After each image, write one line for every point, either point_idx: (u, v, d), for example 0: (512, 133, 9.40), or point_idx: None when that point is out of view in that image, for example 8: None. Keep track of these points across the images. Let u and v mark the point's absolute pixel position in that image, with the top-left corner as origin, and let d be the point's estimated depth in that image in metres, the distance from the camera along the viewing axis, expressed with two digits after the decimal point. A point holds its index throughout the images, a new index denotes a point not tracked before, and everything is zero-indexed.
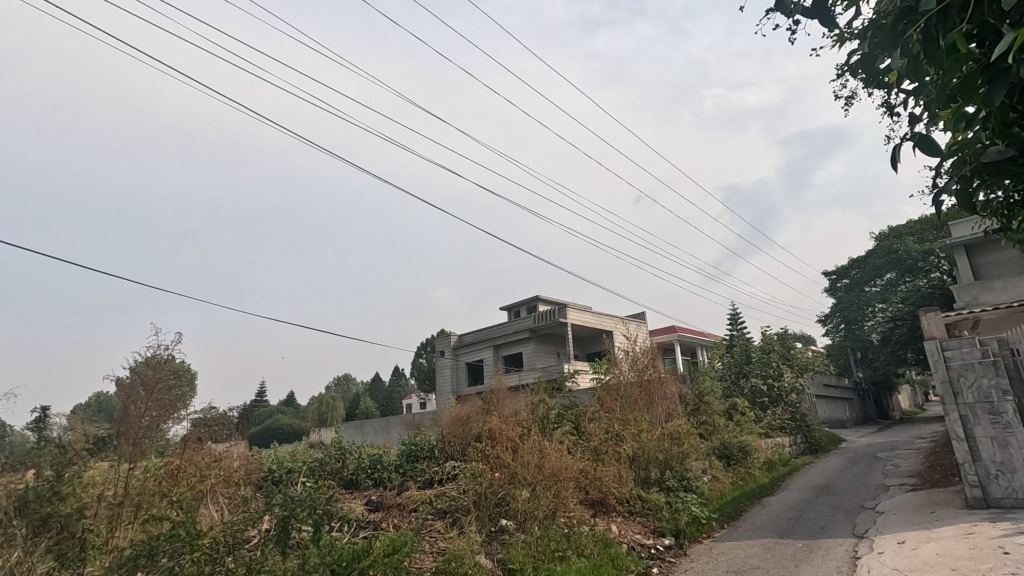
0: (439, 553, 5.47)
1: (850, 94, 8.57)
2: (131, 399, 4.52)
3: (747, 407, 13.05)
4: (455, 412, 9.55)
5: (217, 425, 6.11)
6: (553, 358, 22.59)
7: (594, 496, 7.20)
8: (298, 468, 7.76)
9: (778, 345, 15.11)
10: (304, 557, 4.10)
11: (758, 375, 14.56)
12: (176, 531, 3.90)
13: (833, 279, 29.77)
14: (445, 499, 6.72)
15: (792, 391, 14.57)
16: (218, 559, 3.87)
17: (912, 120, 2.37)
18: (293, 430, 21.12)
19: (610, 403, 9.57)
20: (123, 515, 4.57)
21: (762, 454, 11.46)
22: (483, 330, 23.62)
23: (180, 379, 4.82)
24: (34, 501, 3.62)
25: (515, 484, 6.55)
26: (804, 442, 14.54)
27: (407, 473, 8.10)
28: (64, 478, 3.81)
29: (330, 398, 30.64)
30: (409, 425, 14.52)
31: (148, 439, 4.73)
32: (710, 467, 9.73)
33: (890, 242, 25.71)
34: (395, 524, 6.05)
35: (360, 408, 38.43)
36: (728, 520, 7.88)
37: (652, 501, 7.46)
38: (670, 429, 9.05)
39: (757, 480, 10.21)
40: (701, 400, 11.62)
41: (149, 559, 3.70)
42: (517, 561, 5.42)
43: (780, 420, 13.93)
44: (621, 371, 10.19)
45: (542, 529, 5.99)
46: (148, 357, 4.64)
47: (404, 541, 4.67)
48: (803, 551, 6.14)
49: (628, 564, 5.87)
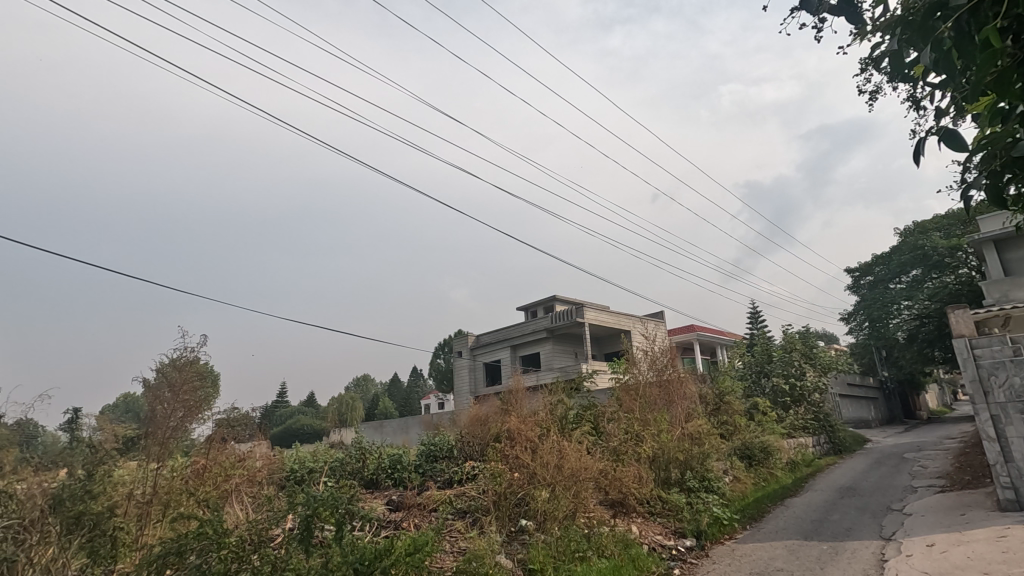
0: (459, 553, 5.49)
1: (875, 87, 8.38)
2: (158, 400, 4.63)
3: (769, 407, 12.87)
4: (474, 412, 9.59)
5: (240, 425, 6.21)
6: (571, 358, 22.51)
7: (614, 497, 7.18)
8: (320, 468, 7.85)
9: (799, 343, 14.88)
10: (328, 555, 4.18)
11: (780, 374, 14.34)
12: (203, 530, 3.97)
13: (856, 277, 29.29)
14: (465, 499, 6.76)
15: (815, 391, 14.34)
16: (244, 558, 3.95)
17: (940, 114, 2.30)
18: (313, 429, 21.44)
19: (629, 404, 9.51)
20: (151, 513, 4.69)
21: (785, 455, 11.31)
22: (500, 330, 23.64)
23: (205, 380, 4.91)
24: (68, 499, 3.72)
25: (535, 484, 6.55)
26: (827, 442, 14.32)
27: (426, 473, 8.14)
28: (95, 477, 3.92)
29: (349, 398, 30.99)
30: (428, 425, 14.62)
31: (175, 439, 4.85)
32: (731, 468, 9.62)
33: (916, 238, 25.13)
34: (416, 524, 6.09)
35: (379, 408, 38.80)
36: (750, 522, 7.79)
37: (673, 502, 7.42)
38: (691, 430, 8.95)
39: (780, 481, 10.07)
40: (722, 400, 11.49)
41: (178, 557, 3.79)
42: (538, 561, 5.42)
43: (803, 420, 13.74)
44: (640, 371, 10.12)
45: (562, 529, 5.99)
46: (175, 359, 4.72)
47: (425, 540, 4.70)
48: (828, 553, 6.05)
49: (650, 565, 5.84)
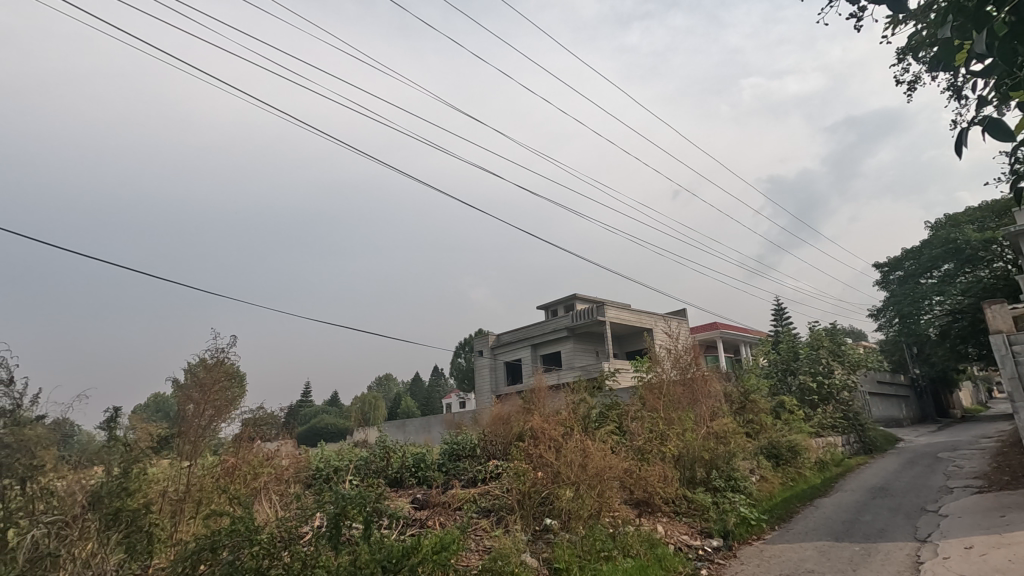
0: (485, 551, 5.51)
1: (914, 78, 8.23)
2: (189, 400, 4.77)
3: (796, 406, 12.62)
4: (495, 411, 9.61)
5: (265, 424, 6.29)
6: (592, 357, 22.38)
7: (638, 496, 7.15)
8: (345, 467, 7.94)
9: (827, 341, 14.56)
10: (356, 553, 4.22)
11: (806, 371, 14.04)
12: (235, 527, 4.03)
13: (886, 271, 28.66)
14: (489, 498, 6.78)
15: (843, 389, 14.06)
16: (275, 554, 4.03)
17: (981, 103, 2.23)
18: (336, 429, 21.69)
19: (652, 402, 9.41)
20: (185, 510, 4.81)
21: (814, 454, 11.08)
22: (522, 330, 23.64)
23: (234, 381, 5.03)
24: (106, 496, 3.84)
25: (559, 483, 6.51)
26: (857, 441, 14.01)
27: (449, 472, 8.20)
28: (131, 475, 4.04)
29: (372, 398, 31.28)
30: (450, 424, 14.66)
31: (206, 438, 4.98)
32: (758, 467, 9.47)
33: (947, 230, 24.36)
34: (440, 522, 6.14)
35: (401, 408, 39.23)
36: (779, 522, 7.67)
37: (699, 502, 7.34)
38: (716, 428, 8.81)
39: (809, 482, 9.87)
40: (747, 398, 11.29)
41: (211, 553, 3.87)
42: (563, 560, 5.40)
43: (831, 418, 13.45)
44: (663, 370, 10.00)
45: (587, 528, 5.96)
46: (204, 360, 4.86)
47: (452, 538, 4.72)
48: (861, 554, 5.91)
49: (676, 565, 5.79)
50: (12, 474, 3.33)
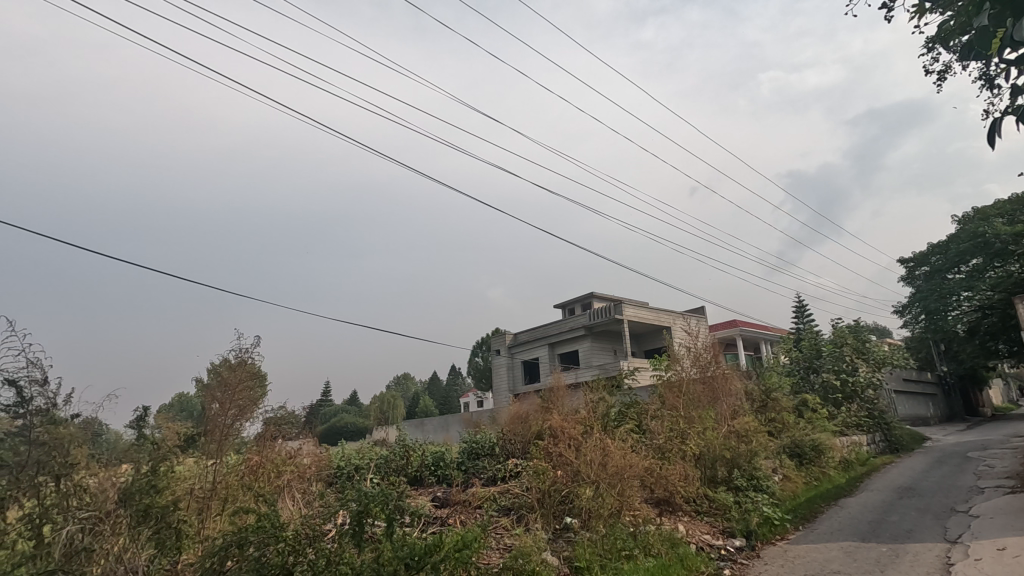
0: (506, 549, 5.53)
1: (944, 68, 8.03)
2: (215, 399, 4.91)
3: (819, 404, 12.41)
4: (514, 410, 9.62)
5: (287, 424, 6.36)
6: (610, 356, 22.29)
7: (659, 495, 7.10)
8: (366, 465, 8.01)
9: (850, 338, 14.29)
10: (379, 551, 4.25)
11: (830, 369, 13.80)
12: (261, 523, 4.09)
13: (911, 267, 28.05)
14: (509, 496, 6.80)
15: (868, 387, 13.79)
16: (300, 551, 4.12)
17: (1016, 92, 2.17)
18: (355, 428, 21.85)
19: (672, 400, 9.28)
20: (212, 507, 4.91)
21: (838, 453, 10.88)
22: (539, 329, 23.64)
23: (257, 381, 5.13)
24: (136, 493, 3.91)
25: (579, 482, 6.50)
26: (883, 440, 13.74)
27: (469, 470, 8.23)
28: (159, 472, 4.14)
29: (391, 397, 31.48)
30: (468, 423, 14.72)
31: (231, 437, 5.09)
32: (780, 467, 9.34)
33: (975, 224, 23.71)
34: (462, 520, 6.17)
35: (420, 408, 39.62)
36: (803, 522, 7.56)
37: (721, 501, 7.27)
38: (738, 427, 8.70)
39: (833, 481, 9.71)
40: (768, 397, 11.14)
41: (239, 549, 3.95)
42: (584, 559, 5.39)
43: (856, 417, 13.20)
44: (683, 368, 9.89)
45: (607, 527, 5.94)
46: (229, 361, 4.97)
47: (473, 536, 4.75)
48: (888, 555, 5.80)
49: (698, 565, 5.74)
50: (46, 471, 3.41)
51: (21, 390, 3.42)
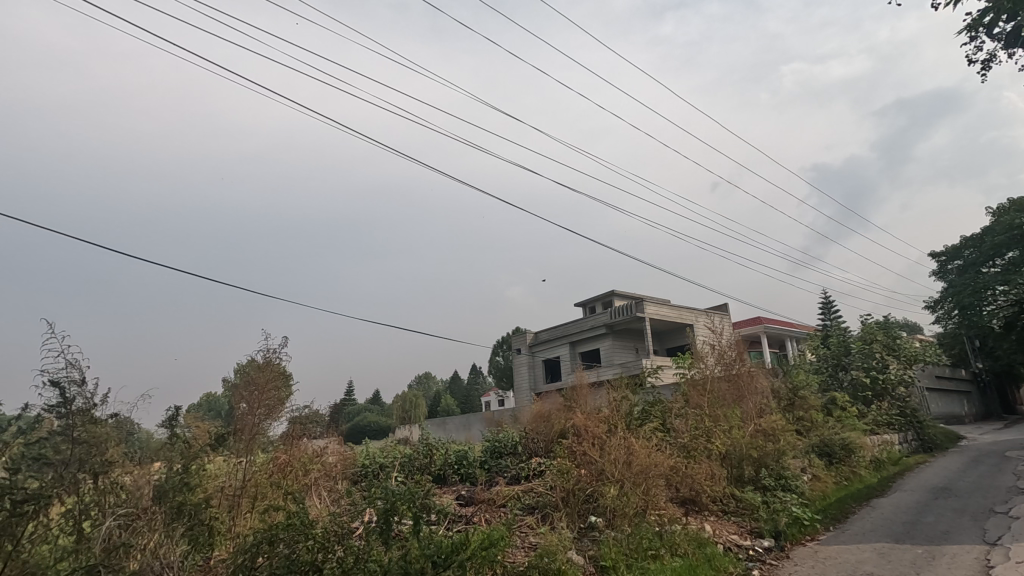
0: (531, 548, 5.52)
1: (989, 56, 7.78)
2: (246, 398, 5.02)
3: (848, 402, 12.13)
4: (536, 408, 9.59)
5: (312, 423, 6.42)
6: (631, 354, 22.16)
7: (685, 494, 7.02)
8: (389, 464, 8.04)
9: (880, 334, 13.96)
10: (406, 549, 4.27)
11: (859, 366, 13.49)
12: (291, 521, 4.17)
13: (944, 261, 27.27)
14: (533, 495, 6.79)
15: (899, 384, 13.43)
16: (329, 548, 4.16)
17: None
18: (378, 428, 22.00)
19: (697, 399, 9.14)
20: (242, 504, 5.00)
21: (869, 452, 10.62)
22: (560, 326, 23.56)
23: (285, 380, 5.24)
24: (170, 491, 4.07)
25: (603, 480, 6.47)
26: (915, 439, 13.39)
27: (492, 469, 8.26)
28: (191, 471, 4.30)
29: (413, 396, 31.68)
30: (490, 421, 14.73)
31: (260, 435, 5.18)
32: (809, 466, 9.15)
33: (1011, 216, 22.88)
34: (486, 518, 6.18)
35: (442, 406, 39.93)
36: (834, 522, 7.42)
37: (749, 501, 7.17)
38: (765, 425, 8.55)
39: (864, 481, 9.49)
40: (796, 395, 10.90)
41: (269, 546, 4.01)
42: (609, 558, 5.35)
43: (887, 415, 12.88)
44: (707, 366, 9.76)
45: (633, 526, 5.89)
46: (259, 361, 5.08)
47: (499, 534, 4.76)
48: (924, 557, 5.64)
49: (727, 565, 5.66)
50: (87, 469, 3.52)
51: (64, 390, 3.52)
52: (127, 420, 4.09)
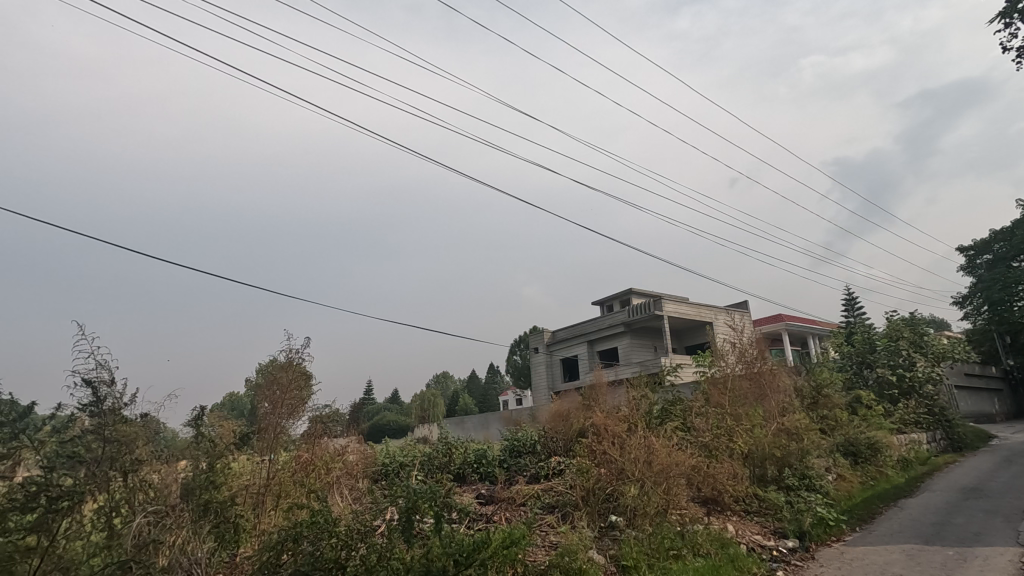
0: (551, 547, 5.51)
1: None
2: (270, 398, 5.10)
3: (874, 400, 11.89)
4: (555, 407, 9.58)
5: (333, 422, 6.47)
6: (650, 353, 21.99)
7: (706, 494, 6.97)
8: (409, 462, 8.10)
9: (906, 331, 13.68)
10: (428, 547, 4.29)
11: (885, 364, 13.20)
12: (315, 519, 4.23)
13: (972, 256, 26.57)
14: (553, 494, 6.79)
15: (927, 382, 13.12)
16: (352, 545, 4.21)
17: None
18: (397, 428, 22.20)
19: (718, 398, 9.02)
20: (266, 502, 5.07)
21: (895, 452, 10.40)
22: (577, 325, 23.49)
23: (307, 381, 5.31)
24: (196, 489, 4.21)
25: (623, 480, 6.43)
26: (943, 438, 13.08)
27: (511, 468, 8.26)
28: (216, 469, 4.44)
29: (431, 395, 31.83)
30: (508, 421, 14.73)
31: (284, 434, 5.26)
32: (833, 466, 9.00)
33: None
34: (507, 517, 6.20)
35: (460, 406, 40.06)
36: (860, 522, 7.29)
37: (772, 501, 7.08)
38: (788, 424, 8.45)
39: (891, 482, 9.29)
40: (820, 393, 10.72)
41: (294, 543, 4.09)
42: (631, 558, 5.31)
43: (914, 414, 12.59)
44: (728, 364, 9.64)
45: (654, 526, 5.86)
46: (283, 361, 5.16)
47: (520, 533, 4.75)
48: (956, 559, 5.50)
49: (750, 566, 5.59)
50: (118, 467, 3.61)
51: (96, 390, 3.62)
52: (155, 420, 4.20)
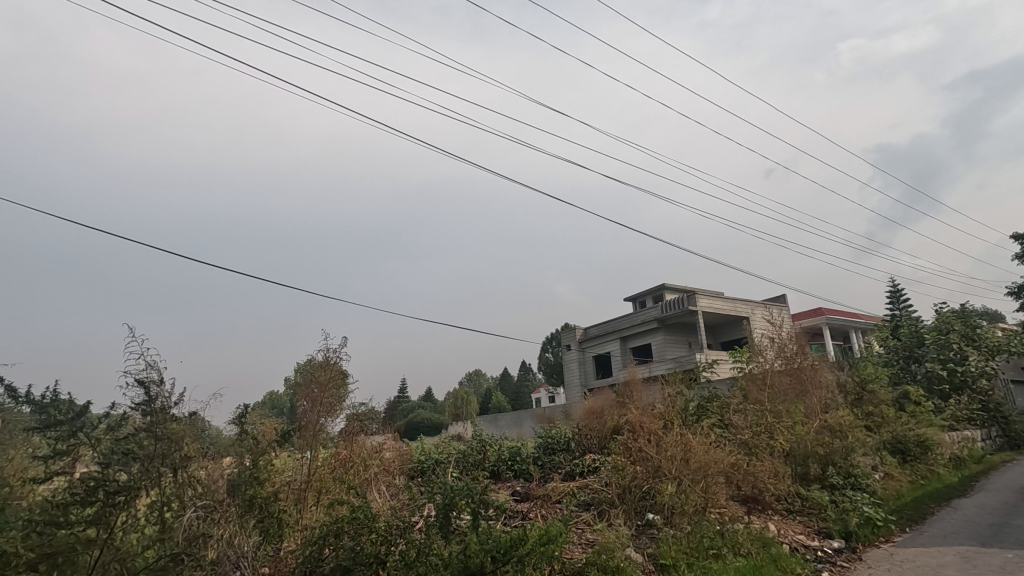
0: (587, 544, 5.48)
1: None
2: (309, 397, 5.22)
3: (923, 396, 11.41)
4: (589, 404, 9.53)
5: (369, 419, 6.55)
6: (684, 349, 21.62)
7: (746, 492, 6.81)
8: (445, 460, 8.19)
9: (957, 324, 13.11)
10: (465, 543, 4.31)
11: (934, 359, 12.63)
12: (355, 515, 4.33)
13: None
14: (588, 491, 6.76)
15: (981, 376, 12.51)
16: (391, 541, 4.28)
17: None
18: (433, 425, 22.48)
19: (756, 394, 8.80)
20: (307, 498, 5.18)
21: (947, 450, 9.96)
22: (610, 322, 23.30)
23: (344, 380, 5.42)
24: (242, 484, 4.43)
25: (659, 477, 6.35)
26: (999, 436, 12.46)
27: (545, 466, 8.27)
28: (260, 465, 4.66)
29: (464, 393, 32.10)
30: (541, 418, 14.72)
31: (323, 431, 5.37)
32: (880, 465, 8.68)
33: None
34: (542, 514, 6.19)
35: (492, 403, 40.23)
36: (909, 522, 7.02)
37: (815, 500, 6.91)
38: (831, 421, 8.21)
39: (943, 481, 8.90)
40: (864, 389, 10.37)
41: (334, 538, 4.20)
42: (669, 556, 5.25)
43: (967, 410, 12.02)
44: (766, 360, 9.38)
45: (692, 524, 5.78)
46: (321, 361, 5.30)
47: (556, 530, 4.74)
48: (1016, 563, 5.23)
49: (794, 565, 5.44)
50: (168, 463, 3.74)
51: (147, 390, 3.77)
52: (201, 418, 4.34)
